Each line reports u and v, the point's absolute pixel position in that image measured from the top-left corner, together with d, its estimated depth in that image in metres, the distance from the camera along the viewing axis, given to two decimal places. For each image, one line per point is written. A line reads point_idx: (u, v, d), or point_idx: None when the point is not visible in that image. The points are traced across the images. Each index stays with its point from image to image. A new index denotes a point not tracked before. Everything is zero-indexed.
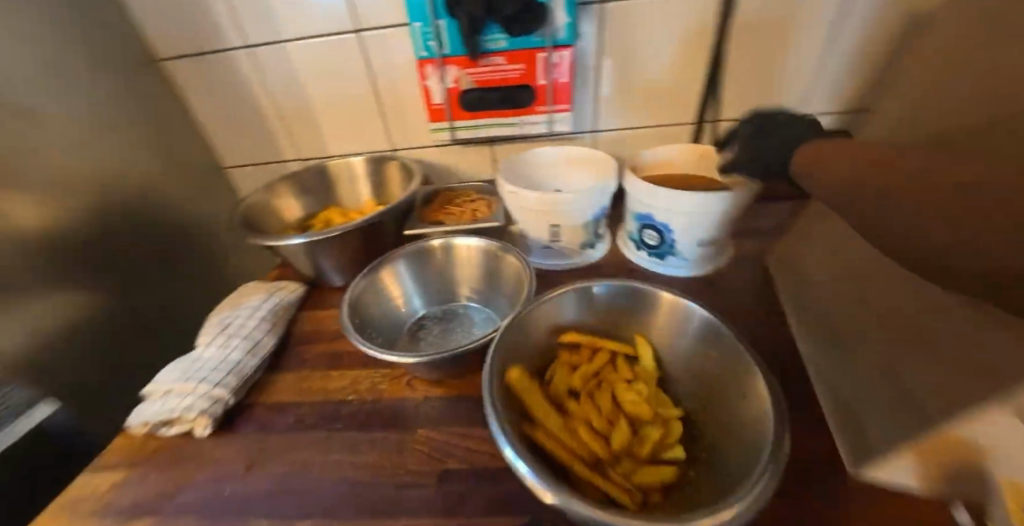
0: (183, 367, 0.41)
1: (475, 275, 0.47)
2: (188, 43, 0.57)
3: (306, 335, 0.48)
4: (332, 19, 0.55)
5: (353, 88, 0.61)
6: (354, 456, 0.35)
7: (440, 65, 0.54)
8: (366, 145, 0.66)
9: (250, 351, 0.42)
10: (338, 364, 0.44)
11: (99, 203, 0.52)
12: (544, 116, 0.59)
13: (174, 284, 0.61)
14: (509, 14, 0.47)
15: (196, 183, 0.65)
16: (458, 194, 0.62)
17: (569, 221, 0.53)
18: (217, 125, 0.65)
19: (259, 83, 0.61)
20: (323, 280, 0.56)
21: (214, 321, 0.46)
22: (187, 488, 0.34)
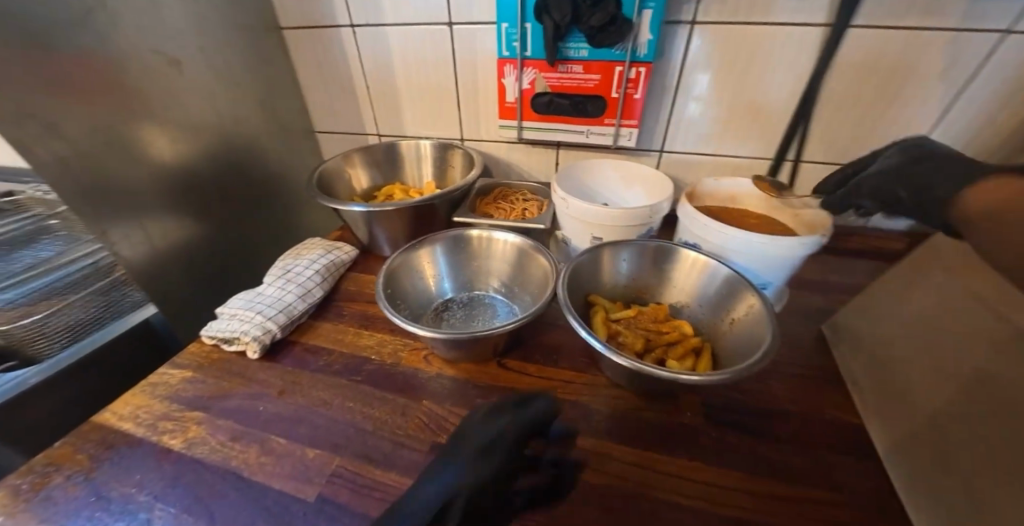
0: (249, 297, 0.49)
1: (505, 270, 0.50)
2: (308, 18, 0.65)
3: (349, 292, 0.55)
4: (431, 11, 0.59)
5: (435, 76, 0.65)
6: (365, 406, 0.40)
7: (518, 66, 0.56)
8: (436, 131, 0.71)
9: (301, 297, 0.49)
10: (369, 324, 0.50)
11: (218, 145, 0.62)
12: (611, 128, 0.58)
13: (258, 224, 0.72)
14: (594, 26, 0.47)
15: (292, 141, 0.75)
16: (510, 191, 0.65)
17: (612, 236, 0.52)
18: (317, 93, 0.74)
19: (358, 61, 0.67)
20: (372, 247, 0.62)
21: (279, 264, 0.54)
22: (233, 397, 0.41)
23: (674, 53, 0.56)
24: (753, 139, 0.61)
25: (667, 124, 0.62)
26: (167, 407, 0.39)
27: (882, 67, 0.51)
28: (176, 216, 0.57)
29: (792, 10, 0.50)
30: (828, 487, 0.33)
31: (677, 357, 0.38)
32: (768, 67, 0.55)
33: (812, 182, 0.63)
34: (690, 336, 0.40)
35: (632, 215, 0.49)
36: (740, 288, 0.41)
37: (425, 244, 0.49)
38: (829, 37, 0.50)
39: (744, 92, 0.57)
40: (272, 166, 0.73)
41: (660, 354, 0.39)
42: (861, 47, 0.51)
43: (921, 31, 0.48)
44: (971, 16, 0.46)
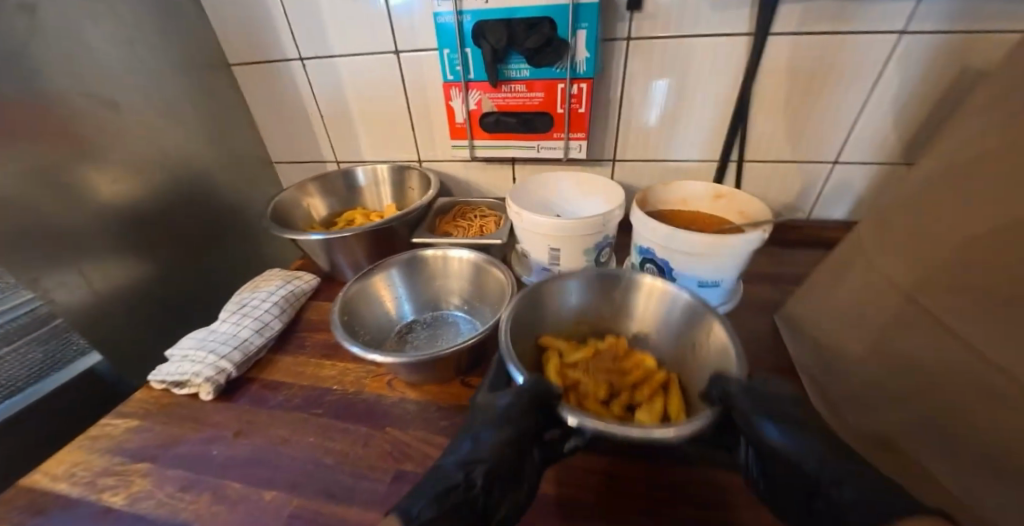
0: (202, 337, 0.47)
1: (466, 288, 0.50)
2: (255, 52, 0.65)
3: (310, 322, 0.53)
4: (377, 41, 0.60)
5: (387, 101, 0.66)
6: (326, 439, 0.38)
7: (464, 89, 0.57)
8: (394, 154, 0.72)
9: (258, 331, 0.48)
10: (331, 353, 0.48)
11: (166, 183, 0.61)
12: (561, 142, 0.60)
13: (216, 260, 0.70)
14: (530, 47, 0.51)
15: (248, 174, 0.74)
16: (471, 209, 0.65)
17: (570, 246, 0.53)
18: (271, 125, 0.74)
19: (309, 91, 0.68)
20: (335, 274, 0.61)
21: (235, 299, 0.53)
22: (184, 444, 0.39)
23: (613, 67, 0.59)
24: (696, 142, 0.64)
25: (616, 134, 0.65)
26: (110, 462, 0.37)
27: (803, 71, 0.56)
28: (123, 259, 0.55)
29: (716, 22, 0.54)
30: None
31: (644, 397, 0.39)
32: (701, 76, 0.58)
33: (756, 179, 0.67)
34: (654, 371, 0.41)
35: (585, 224, 0.51)
36: (696, 314, 0.42)
37: (382, 268, 0.48)
38: (752, 46, 0.54)
39: (683, 100, 0.60)
40: (228, 200, 0.71)
41: (626, 398, 0.39)
42: (782, 53, 0.55)
43: (833, 36, 0.52)
44: (873, 21, 0.51)
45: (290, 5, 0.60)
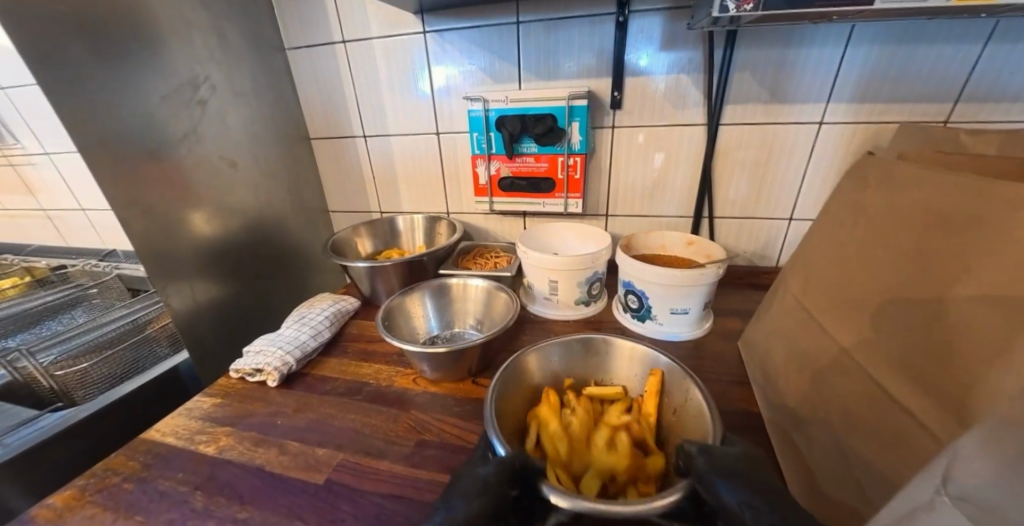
0: (270, 338, 0.59)
1: (479, 310, 0.62)
2: (332, 130, 0.86)
3: (353, 334, 0.66)
4: (424, 124, 0.80)
5: (426, 167, 0.85)
6: (365, 416, 0.48)
7: (487, 159, 0.74)
8: (428, 207, 0.89)
9: (313, 337, 0.60)
10: (368, 357, 0.59)
11: (253, 224, 0.78)
12: (561, 201, 0.75)
13: (276, 286, 0.85)
14: (538, 132, 0.69)
15: (310, 221, 0.92)
16: (489, 250, 0.80)
17: (564, 280, 0.66)
18: (334, 183, 0.93)
19: (367, 158, 0.87)
20: (373, 299, 0.75)
21: (297, 313, 0.66)
22: (255, 415, 0.49)
23: (603, 146, 0.76)
24: (673, 203, 0.79)
25: (607, 194, 0.81)
26: (201, 424, 0.48)
27: (752, 150, 0.72)
28: (216, 279, 0.70)
29: (679, 116, 0.72)
30: None
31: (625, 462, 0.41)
32: (672, 153, 0.75)
33: (727, 232, 0.80)
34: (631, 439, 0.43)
35: (577, 261, 0.64)
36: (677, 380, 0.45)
37: (417, 290, 0.62)
38: (708, 133, 0.71)
39: (660, 171, 0.77)
40: (293, 240, 0.89)
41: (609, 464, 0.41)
42: (732, 137, 0.72)
43: (770, 126, 0.70)
44: (798, 115, 0.68)
45: (363, 100, 0.81)
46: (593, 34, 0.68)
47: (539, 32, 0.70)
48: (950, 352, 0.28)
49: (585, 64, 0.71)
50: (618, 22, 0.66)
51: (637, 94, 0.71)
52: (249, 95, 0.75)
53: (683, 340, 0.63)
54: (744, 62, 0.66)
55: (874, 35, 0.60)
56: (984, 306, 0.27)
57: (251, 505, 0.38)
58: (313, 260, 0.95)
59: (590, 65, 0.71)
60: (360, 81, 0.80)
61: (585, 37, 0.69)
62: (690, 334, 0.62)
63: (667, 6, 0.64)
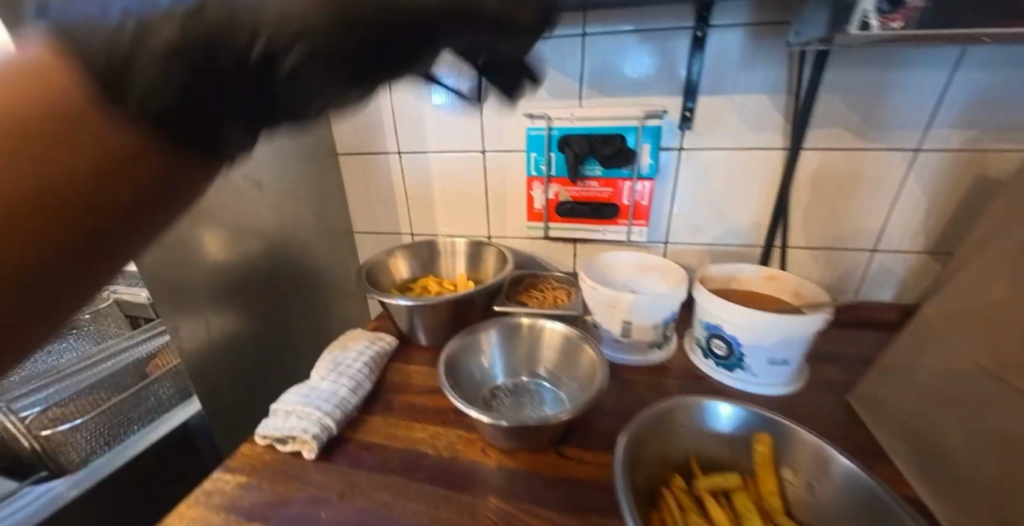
0: (303, 392, 0.49)
1: (553, 357, 0.54)
2: (363, 145, 0.78)
3: (396, 384, 0.56)
4: (469, 141, 0.73)
5: (468, 188, 0.77)
6: (433, 505, 0.39)
7: (545, 182, 0.69)
8: (467, 231, 0.81)
9: (354, 391, 0.50)
10: (420, 416, 0.50)
11: (273, 250, 0.69)
12: (625, 228, 0.69)
13: (293, 318, 0.75)
14: (604, 154, 0.62)
15: (332, 245, 0.83)
16: (541, 281, 0.72)
17: (640, 321, 0.58)
18: (360, 202, 0.84)
19: (402, 176, 0.79)
20: (412, 337, 0.65)
21: (330, 357, 0.56)
22: (293, 502, 0.39)
23: (669, 170, 0.69)
24: (741, 232, 0.72)
25: (669, 221, 0.73)
26: (225, 518, 0.38)
27: (835, 178, 0.66)
28: (230, 313, 0.61)
29: (756, 139, 0.65)
30: None
31: None
32: (746, 178, 0.68)
33: (800, 264, 0.73)
34: None
35: (656, 301, 0.56)
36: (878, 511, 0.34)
37: (486, 329, 0.54)
38: (787, 158, 0.65)
39: (730, 199, 0.70)
40: (315, 266, 0.79)
41: None
42: (815, 164, 0.66)
43: (857, 151, 0.64)
44: (888, 141, 0.62)
45: (401, 114, 0.74)
46: (666, 47, 0.61)
47: (604, 44, 0.62)
48: None
49: (655, 81, 0.63)
50: (695, 37, 0.59)
51: (710, 114, 0.65)
52: None
53: (779, 393, 0.55)
54: (833, 84, 0.61)
55: (986, 60, 0.55)
56: None
57: None
58: (334, 287, 0.85)
59: (660, 83, 0.64)
60: (398, 93, 0.72)
61: (657, 51, 0.62)
62: (789, 387, 0.54)
63: (751, 21, 0.58)
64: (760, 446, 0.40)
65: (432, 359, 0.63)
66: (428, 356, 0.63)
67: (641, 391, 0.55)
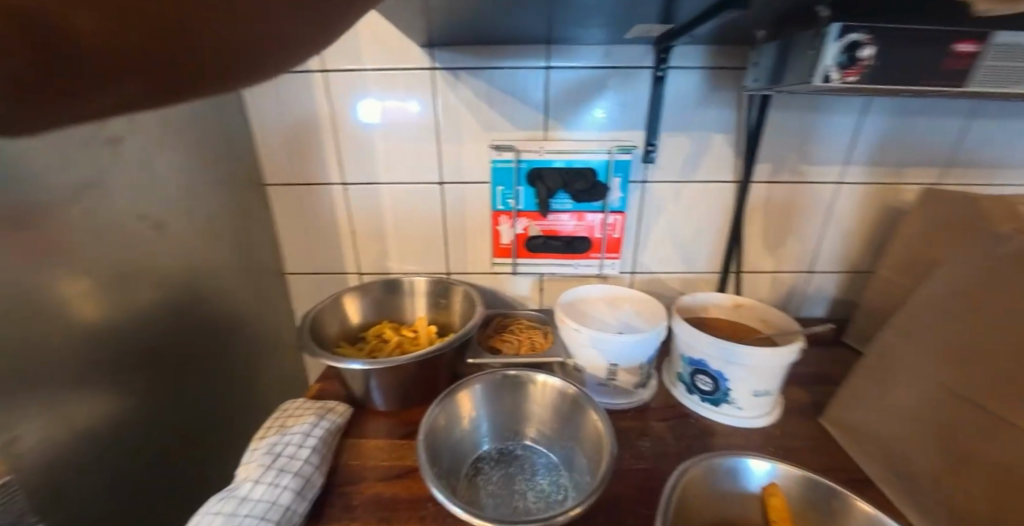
0: (230, 502, 0.37)
1: (545, 415, 0.47)
2: (298, 176, 0.68)
3: (354, 467, 0.46)
4: (425, 173, 0.66)
5: (425, 223, 0.69)
6: None
7: (514, 216, 0.65)
8: (424, 270, 0.73)
9: (300, 491, 0.39)
10: (390, 511, 0.40)
11: (179, 308, 0.55)
12: (597, 261, 0.68)
13: (207, 390, 0.60)
14: (579, 188, 0.61)
15: (258, 293, 0.69)
16: (512, 322, 0.67)
17: (626, 362, 0.55)
18: (294, 241, 0.72)
19: (347, 210, 0.69)
20: (368, 401, 0.55)
21: (265, 443, 0.44)
22: None
23: (634, 203, 0.69)
24: (701, 260, 0.74)
25: (635, 252, 0.73)
26: None
27: (778, 208, 0.71)
28: (117, 399, 0.46)
29: (710, 173, 0.68)
30: None
31: None
32: (703, 209, 0.70)
33: (752, 288, 0.77)
34: None
35: (642, 341, 0.54)
36: None
37: (468, 387, 0.46)
38: (739, 190, 0.68)
39: (690, 230, 0.72)
40: (235, 321, 0.65)
41: None
42: (762, 195, 0.70)
43: (796, 184, 0.69)
44: (820, 175, 0.69)
45: (346, 143, 0.65)
46: (628, 83, 0.61)
47: (568, 77, 0.60)
48: None
49: (618, 116, 0.63)
50: (655, 77, 0.60)
51: (670, 148, 0.66)
52: (184, 132, 0.54)
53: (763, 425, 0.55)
54: (775, 123, 0.65)
55: (890, 107, 0.64)
56: None
57: None
58: (261, 343, 0.71)
59: (623, 118, 0.63)
60: (343, 119, 0.64)
61: (619, 87, 0.61)
62: (772, 419, 0.54)
63: (703, 64, 0.61)
64: (773, 499, 0.37)
65: (395, 426, 0.53)
66: (390, 423, 0.53)
67: (634, 440, 0.51)
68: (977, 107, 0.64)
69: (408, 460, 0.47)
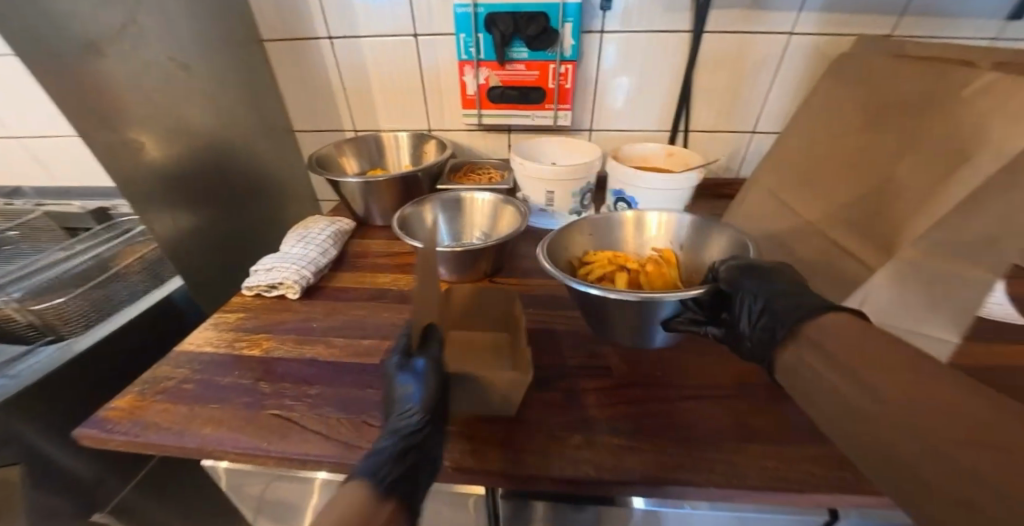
0: (279, 257, 0.58)
1: (485, 222, 0.65)
2: (289, 26, 0.76)
3: (359, 251, 0.66)
4: (400, 23, 0.73)
5: (405, 77, 0.80)
6: (400, 314, 0.52)
7: (475, 66, 0.74)
8: (408, 124, 0.85)
9: (323, 252, 0.60)
10: (383, 270, 0.61)
11: (217, 140, 0.70)
12: (551, 112, 0.78)
13: (252, 212, 0.79)
14: (530, 35, 0.69)
15: (277, 140, 0.85)
16: (481, 167, 0.81)
17: (561, 190, 0.70)
18: (296, 94, 0.84)
19: (336, 64, 0.79)
20: (368, 218, 0.74)
21: (297, 231, 0.64)
22: (288, 321, 0.51)
23: (590, 54, 0.76)
24: (650, 115, 0.83)
25: (591, 107, 0.82)
26: (235, 334, 0.49)
27: (729, 61, 0.76)
28: (192, 203, 0.65)
29: (665, 23, 0.73)
30: None
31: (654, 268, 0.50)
32: (654, 63, 0.77)
33: (698, 146, 0.87)
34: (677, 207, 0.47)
35: (573, 170, 0.68)
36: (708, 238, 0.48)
37: (430, 202, 0.63)
38: (691, 40, 0.73)
39: (641, 84, 0.79)
40: (264, 162, 0.82)
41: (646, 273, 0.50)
42: (713, 48, 0.75)
43: (747, 36, 0.73)
44: (771, 25, 0.72)
45: None
46: None
47: None
48: (910, 213, 0.38)
49: None
50: None
51: None
52: None
53: None
54: None
55: None
56: (952, 181, 0.35)
57: (320, 384, 0.42)
58: (286, 183, 0.89)
59: None
60: None
61: None
62: None
63: None
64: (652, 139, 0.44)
65: (387, 234, 0.73)
66: (384, 232, 0.73)
67: None
68: None
69: (396, 249, 0.67)
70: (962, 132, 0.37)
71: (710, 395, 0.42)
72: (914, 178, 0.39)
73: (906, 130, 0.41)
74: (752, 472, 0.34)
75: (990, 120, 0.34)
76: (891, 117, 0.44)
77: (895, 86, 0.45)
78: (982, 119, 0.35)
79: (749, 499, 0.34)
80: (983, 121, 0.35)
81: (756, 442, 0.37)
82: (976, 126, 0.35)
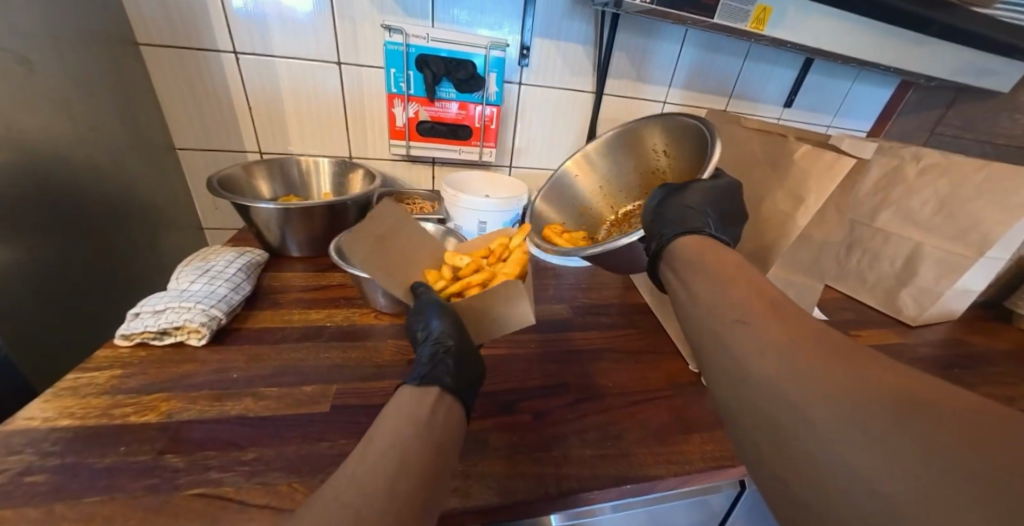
0: (173, 295, 0.47)
1: None
2: (177, 33, 0.66)
3: (276, 286, 0.58)
4: (321, 49, 0.71)
5: (324, 103, 0.75)
6: (343, 353, 0.47)
7: (405, 100, 0.75)
8: (324, 150, 0.80)
9: (235, 289, 0.51)
10: (311, 305, 0.55)
11: (67, 155, 0.55)
12: (477, 149, 0.83)
13: (110, 245, 0.63)
14: (460, 77, 0.73)
15: (151, 159, 0.70)
16: (409, 198, 0.80)
17: (494, 220, 0.73)
18: (180, 108, 0.72)
19: (239, 80, 0.71)
20: (283, 249, 0.66)
21: (192, 264, 0.54)
22: (193, 375, 0.41)
23: (511, 102, 0.84)
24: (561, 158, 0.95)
25: (512, 147, 0.90)
26: (114, 399, 0.38)
27: (621, 118, 0.93)
28: (23, 234, 0.49)
29: (573, 82, 0.85)
30: (648, 329, 0.60)
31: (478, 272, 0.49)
32: (565, 114, 0.89)
33: None
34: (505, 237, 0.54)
35: (507, 203, 0.72)
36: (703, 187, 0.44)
37: None
38: (593, 99, 0.87)
39: (555, 131, 0.90)
40: (130, 184, 0.66)
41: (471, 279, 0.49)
42: (609, 106, 0.90)
43: (633, 100, 0.91)
44: (649, 94, 0.91)
45: (232, 6, 0.65)
46: None
47: None
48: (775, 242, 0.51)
49: (498, 18, 0.74)
50: None
51: (542, 55, 0.80)
52: None
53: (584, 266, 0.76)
54: (622, 44, 0.83)
55: (696, 42, 0.86)
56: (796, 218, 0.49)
57: (256, 446, 0.35)
58: (160, 211, 0.73)
59: (502, 20, 0.75)
60: None
61: None
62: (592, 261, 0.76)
63: None
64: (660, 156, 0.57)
65: (307, 266, 0.65)
66: (304, 265, 0.65)
67: None
68: (750, 49, 0.90)
69: (322, 282, 0.61)
70: (791, 183, 0.51)
71: (651, 398, 0.47)
72: (770, 217, 0.53)
73: (761, 178, 0.56)
74: (698, 457, 0.40)
75: (810, 173, 0.49)
76: (748, 168, 0.59)
77: (745, 147, 0.61)
78: (802, 174, 0.50)
79: (697, 481, 0.39)
80: (806, 174, 0.50)
81: (695, 431, 0.43)
82: (799, 181, 0.50)
